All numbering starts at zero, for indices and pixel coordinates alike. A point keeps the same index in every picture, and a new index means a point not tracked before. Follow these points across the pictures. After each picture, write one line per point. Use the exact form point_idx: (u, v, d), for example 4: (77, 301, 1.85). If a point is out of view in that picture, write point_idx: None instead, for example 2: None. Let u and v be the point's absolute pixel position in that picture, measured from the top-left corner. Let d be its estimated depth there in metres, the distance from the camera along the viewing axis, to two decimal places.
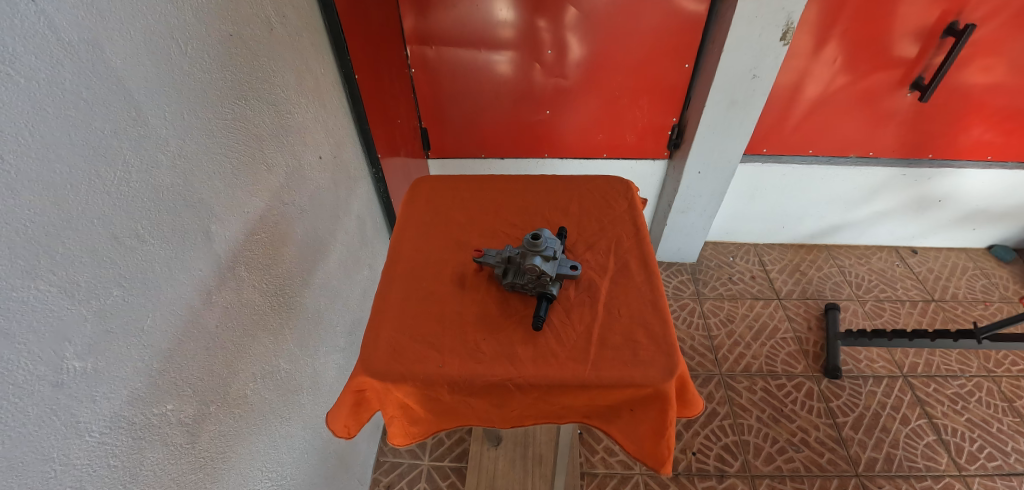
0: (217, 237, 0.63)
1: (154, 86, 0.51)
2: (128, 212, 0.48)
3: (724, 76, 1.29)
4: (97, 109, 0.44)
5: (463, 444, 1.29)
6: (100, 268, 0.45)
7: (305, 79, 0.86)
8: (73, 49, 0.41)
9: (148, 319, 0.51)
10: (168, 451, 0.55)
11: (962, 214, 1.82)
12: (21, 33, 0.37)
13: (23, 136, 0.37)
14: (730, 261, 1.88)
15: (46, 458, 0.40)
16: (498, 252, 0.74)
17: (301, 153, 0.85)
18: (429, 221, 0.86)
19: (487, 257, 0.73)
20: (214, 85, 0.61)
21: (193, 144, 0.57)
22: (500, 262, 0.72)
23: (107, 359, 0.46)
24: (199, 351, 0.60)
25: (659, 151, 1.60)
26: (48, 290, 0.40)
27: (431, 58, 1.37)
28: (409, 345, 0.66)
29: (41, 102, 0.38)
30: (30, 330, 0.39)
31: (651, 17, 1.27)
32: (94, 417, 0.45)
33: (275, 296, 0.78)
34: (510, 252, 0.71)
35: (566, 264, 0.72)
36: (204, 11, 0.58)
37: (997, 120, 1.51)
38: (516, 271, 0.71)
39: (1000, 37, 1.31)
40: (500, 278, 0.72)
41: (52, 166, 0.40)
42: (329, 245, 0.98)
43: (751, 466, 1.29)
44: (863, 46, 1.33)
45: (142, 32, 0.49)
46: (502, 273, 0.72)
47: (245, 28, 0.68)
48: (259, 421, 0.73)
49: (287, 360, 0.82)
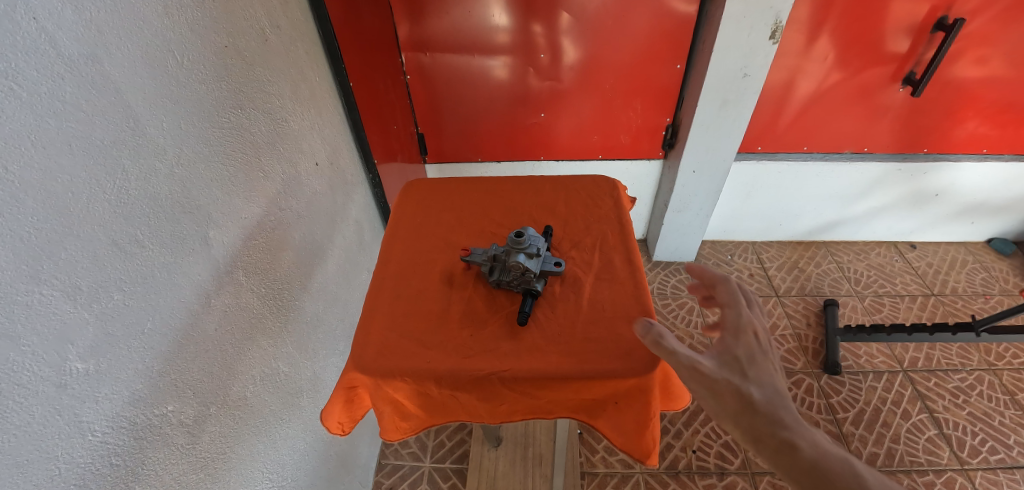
0: (215, 243, 0.64)
1: (152, 97, 0.53)
2: (129, 220, 0.50)
3: (715, 76, 1.31)
4: (97, 120, 0.46)
5: (464, 446, 1.30)
6: (101, 272, 0.47)
7: (301, 87, 0.88)
8: (74, 63, 0.44)
9: (149, 322, 0.53)
10: (169, 451, 0.56)
11: (960, 208, 1.82)
12: (24, 49, 0.39)
13: (27, 147, 0.39)
14: (728, 260, 1.89)
15: (49, 457, 0.42)
16: (485, 251, 0.76)
17: (298, 159, 0.87)
18: (420, 222, 0.87)
19: (474, 255, 0.75)
20: (210, 96, 0.63)
21: (190, 152, 0.59)
22: (486, 260, 0.74)
23: (110, 360, 0.48)
24: (200, 353, 0.61)
25: (653, 152, 1.62)
26: (51, 294, 0.42)
27: (426, 64, 1.39)
28: (400, 343, 0.67)
29: (42, 115, 0.40)
30: (34, 333, 0.41)
31: (642, 17, 1.28)
32: (97, 417, 0.47)
33: (275, 300, 0.80)
34: (495, 250, 0.73)
35: (551, 260, 0.74)
36: (200, 24, 0.61)
37: (991, 113, 1.51)
38: (503, 267, 0.72)
39: (992, 30, 1.31)
40: (487, 275, 0.74)
41: (54, 176, 0.42)
42: (327, 249, 1.00)
43: (751, 463, 1.29)
44: (852, 42, 1.34)
45: (139, 46, 0.51)
46: (488, 270, 0.73)
47: (240, 39, 0.70)
48: (259, 423, 0.75)
49: (286, 362, 0.84)
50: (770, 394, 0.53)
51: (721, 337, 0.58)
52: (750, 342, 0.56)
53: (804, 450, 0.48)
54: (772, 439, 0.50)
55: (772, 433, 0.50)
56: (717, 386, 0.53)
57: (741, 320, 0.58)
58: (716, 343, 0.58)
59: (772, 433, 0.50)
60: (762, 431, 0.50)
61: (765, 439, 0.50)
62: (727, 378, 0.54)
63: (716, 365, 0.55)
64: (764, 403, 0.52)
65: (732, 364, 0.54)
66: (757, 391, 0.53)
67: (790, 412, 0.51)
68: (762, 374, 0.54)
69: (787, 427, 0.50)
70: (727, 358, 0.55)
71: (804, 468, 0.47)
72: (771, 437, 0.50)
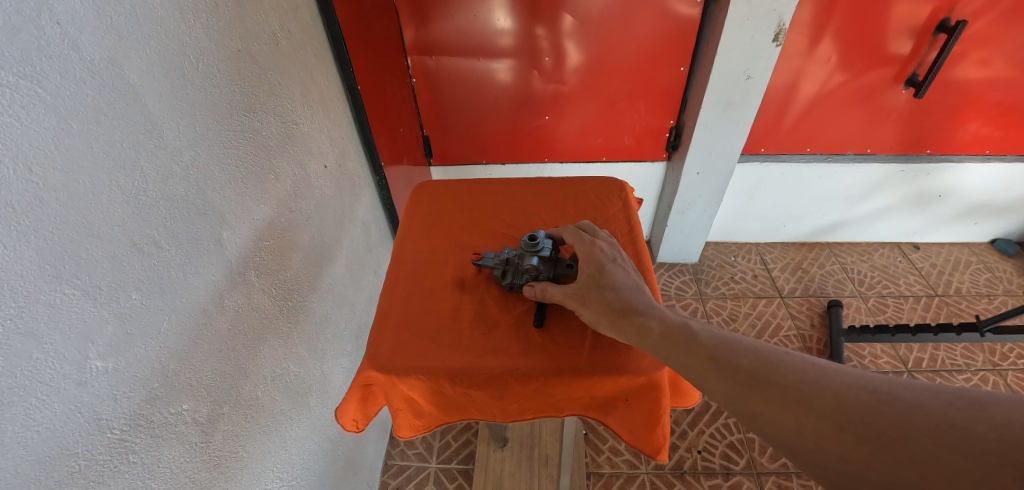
0: (228, 244, 0.65)
1: (169, 100, 0.54)
2: (147, 221, 0.51)
3: (718, 78, 1.31)
4: (117, 124, 0.47)
5: (469, 447, 1.31)
6: (120, 272, 0.48)
7: (311, 91, 0.89)
8: (95, 67, 0.44)
9: (165, 322, 0.54)
10: (184, 449, 0.57)
11: (963, 209, 1.82)
12: (49, 54, 0.40)
13: (50, 150, 0.40)
14: (731, 261, 1.89)
15: (70, 453, 0.43)
16: (496, 255, 0.76)
17: (308, 162, 0.88)
18: (430, 224, 0.88)
19: (486, 259, 0.75)
20: (224, 99, 0.64)
21: (205, 155, 0.60)
22: (498, 264, 0.74)
23: (128, 359, 0.49)
24: (213, 352, 0.62)
25: (657, 153, 1.63)
26: (73, 293, 0.43)
27: (431, 67, 1.40)
28: (413, 341, 0.68)
29: (65, 117, 0.41)
30: (55, 331, 0.41)
31: (646, 20, 1.29)
32: (115, 415, 0.47)
33: (285, 300, 0.81)
34: (508, 253, 0.74)
35: (564, 261, 0.73)
36: (214, 29, 0.62)
37: (994, 114, 1.51)
38: (516, 269, 0.73)
39: (994, 31, 1.32)
40: (499, 279, 0.74)
41: (76, 177, 0.43)
42: (335, 251, 1.01)
43: (757, 464, 1.29)
44: (855, 44, 1.35)
45: (157, 50, 0.52)
46: (500, 274, 0.74)
47: (253, 43, 0.71)
48: (269, 422, 0.76)
49: (296, 362, 0.85)
50: (622, 292, 0.62)
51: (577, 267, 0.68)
52: (599, 258, 0.67)
53: (653, 326, 0.56)
54: (633, 326, 0.58)
55: (630, 322, 0.59)
56: (584, 298, 0.64)
57: (588, 244, 0.70)
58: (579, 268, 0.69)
59: (630, 321, 0.59)
60: (623, 322, 0.59)
61: (626, 327, 0.59)
62: (590, 292, 0.64)
63: (575, 288, 0.65)
64: (619, 302, 0.61)
65: (587, 283, 0.65)
66: (613, 293, 0.62)
67: (641, 300, 0.61)
68: (613, 278, 0.64)
69: (640, 312, 0.59)
70: (587, 278, 0.66)
71: (653, 339, 0.55)
72: (630, 325, 0.58)
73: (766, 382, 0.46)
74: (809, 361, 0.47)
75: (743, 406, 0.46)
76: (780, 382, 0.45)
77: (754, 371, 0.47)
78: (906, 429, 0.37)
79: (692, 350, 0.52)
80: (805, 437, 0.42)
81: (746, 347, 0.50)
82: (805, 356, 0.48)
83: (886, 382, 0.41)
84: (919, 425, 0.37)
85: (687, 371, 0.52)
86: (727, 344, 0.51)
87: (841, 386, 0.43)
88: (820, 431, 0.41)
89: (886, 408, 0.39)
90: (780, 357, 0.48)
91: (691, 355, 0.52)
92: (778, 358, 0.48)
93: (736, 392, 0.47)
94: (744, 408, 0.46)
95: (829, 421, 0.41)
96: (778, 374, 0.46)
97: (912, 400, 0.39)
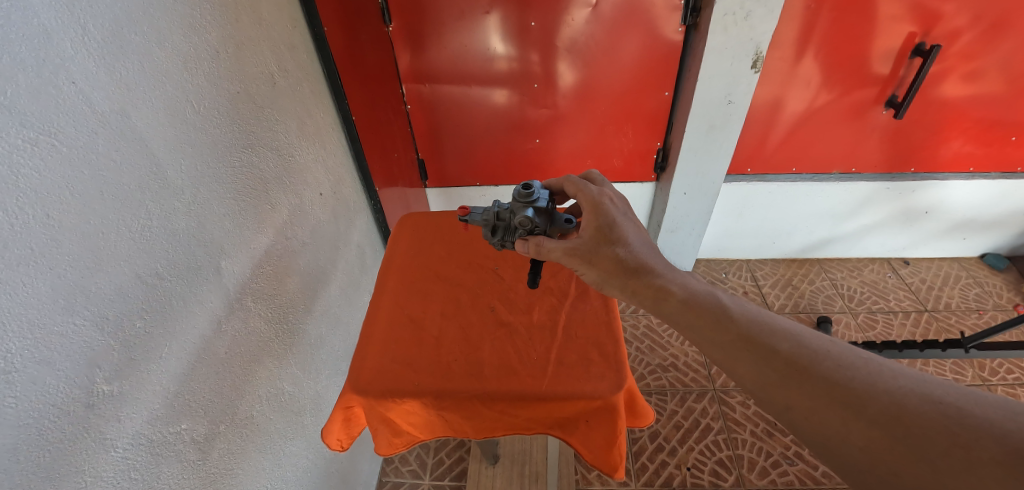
0: (226, 273, 0.70)
1: (172, 143, 0.59)
2: (150, 255, 0.56)
3: (702, 103, 1.36)
4: (125, 167, 0.52)
5: (462, 464, 1.34)
6: (125, 302, 0.52)
7: (307, 124, 0.95)
8: (106, 118, 0.50)
9: (165, 350, 0.58)
10: (181, 466, 0.60)
11: (951, 224, 1.84)
12: (64, 110, 0.45)
13: (64, 196, 0.45)
14: (722, 277, 1.92)
15: (78, 470, 0.47)
16: (484, 210, 0.80)
17: (303, 191, 0.93)
18: (414, 253, 0.93)
19: (474, 214, 0.80)
20: (223, 138, 0.69)
21: (204, 191, 0.65)
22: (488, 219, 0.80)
23: (132, 382, 0.53)
24: (210, 375, 0.66)
25: (646, 174, 1.67)
26: (83, 323, 0.47)
27: (426, 94, 1.47)
28: (390, 366, 0.71)
29: (78, 166, 0.46)
30: (66, 359, 0.46)
31: (630, 47, 1.35)
32: (119, 435, 0.52)
33: (280, 325, 0.85)
34: (497, 209, 0.79)
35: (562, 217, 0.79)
36: (215, 75, 0.67)
37: (975, 132, 1.54)
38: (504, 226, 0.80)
39: (969, 53, 1.36)
40: (489, 234, 0.80)
41: (88, 219, 0.48)
42: (330, 274, 1.06)
43: (745, 480, 1.30)
44: (833, 67, 1.39)
45: (162, 98, 0.57)
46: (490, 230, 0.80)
47: (251, 84, 0.76)
48: (264, 440, 0.79)
49: (291, 382, 0.89)
50: (633, 248, 0.67)
51: (584, 220, 0.73)
52: (608, 211, 0.72)
53: (675, 294, 0.61)
54: (650, 290, 0.63)
55: (647, 285, 0.64)
56: (592, 256, 0.69)
57: (595, 195, 0.74)
58: (586, 219, 0.73)
59: (648, 285, 0.63)
60: (637, 284, 0.64)
61: (643, 290, 0.64)
62: (600, 249, 0.68)
63: (587, 240, 0.70)
64: (629, 258, 0.66)
65: (597, 235, 0.70)
66: (623, 250, 0.67)
67: (652, 261, 0.66)
68: (621, 233, 0.68)
69: (656, 276, 0.64)
70: (595, 232, 0.70)
71: (673, 306, 0.60)
72: (646, 288, 0.63)
73: (809, 375, 0.48)
74: (864, 358, 0.48)
75: (779, 397, 0.49)
76: (827, 378, 0.47)
77: (794, 360, 0.49)
78: (968, 450, 0.38)
79: (721, 326, 0.56)
80: (849, 440, 0.44)
81: (787, 332, 0.52)
82: (857, 353, 0.49)
83: (954, 395, 0.41)
84: (989, 450, 0.37)
85: (714, 349, 0.56)
86: (767, 327, 0.54)
87: (901, 392, 0.43)
88: (870, 436, 0.42)
89: (951, 422, 0.40)
90: (826, 350, 0.50)
91: (722, 331, 0.55)
92: (825, 349, 0.50)
93: (772, 380, 0.50)
94: (777, 397, 0.49)
95: (880, 427, 0.42)
96: (823, 366, 0.48)
97: (981, 419, 0.39)
